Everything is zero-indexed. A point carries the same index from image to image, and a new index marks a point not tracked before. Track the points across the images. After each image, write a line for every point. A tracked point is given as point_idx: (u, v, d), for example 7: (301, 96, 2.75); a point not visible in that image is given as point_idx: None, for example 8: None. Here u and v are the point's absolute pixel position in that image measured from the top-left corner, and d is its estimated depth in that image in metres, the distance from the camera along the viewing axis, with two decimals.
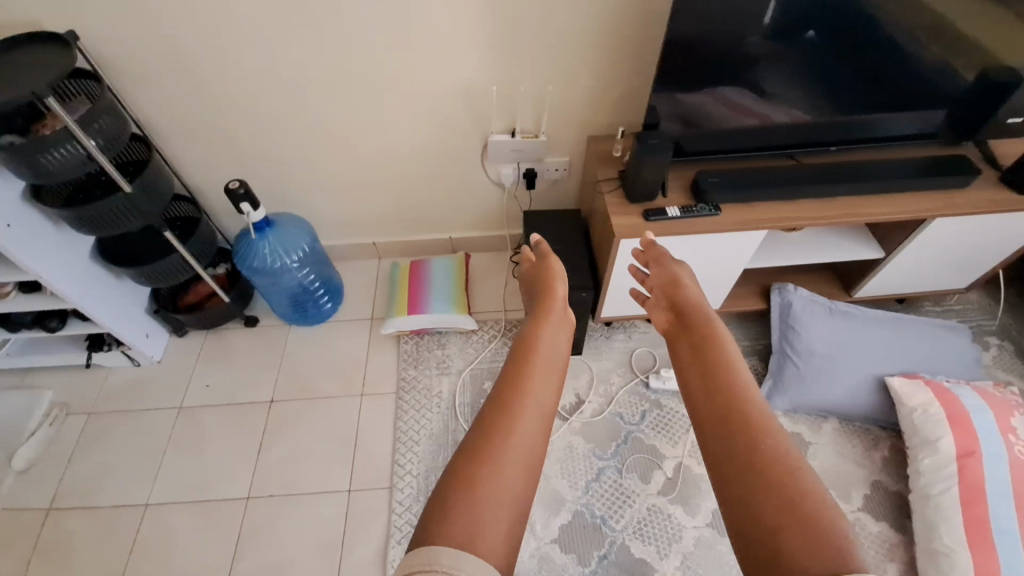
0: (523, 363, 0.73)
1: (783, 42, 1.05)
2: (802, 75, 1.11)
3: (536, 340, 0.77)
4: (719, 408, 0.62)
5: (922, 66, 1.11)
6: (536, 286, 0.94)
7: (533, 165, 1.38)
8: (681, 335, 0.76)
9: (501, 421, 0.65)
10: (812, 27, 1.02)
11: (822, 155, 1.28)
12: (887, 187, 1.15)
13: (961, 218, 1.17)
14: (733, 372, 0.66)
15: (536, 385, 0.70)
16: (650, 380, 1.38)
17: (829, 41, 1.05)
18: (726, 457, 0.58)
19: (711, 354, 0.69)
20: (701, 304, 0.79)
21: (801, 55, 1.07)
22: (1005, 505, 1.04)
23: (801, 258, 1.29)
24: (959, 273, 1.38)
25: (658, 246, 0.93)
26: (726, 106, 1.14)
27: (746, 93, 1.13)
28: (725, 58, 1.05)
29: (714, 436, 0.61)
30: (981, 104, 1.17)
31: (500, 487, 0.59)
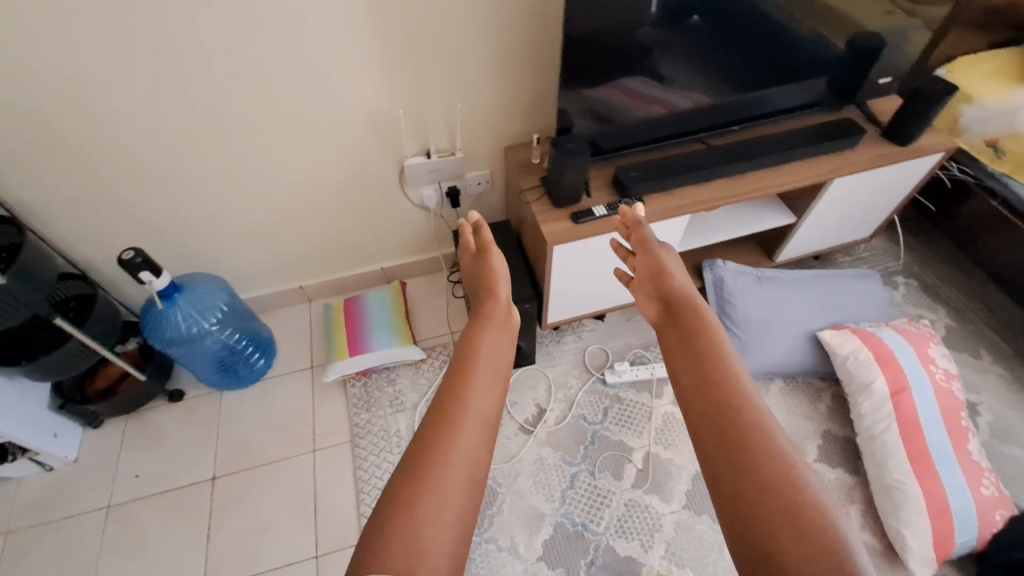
0: (463, 371, 0.73)
1: (673, 29, 1.08)
2: (694, 59, 1.15)
3: (477, 345, 0.78)
4: (706, 390, 0.64)
5: (799, 39, 1.18)
6: (476, 286, 0.92)
7: (454, 183, 1.36)
8: (669, 324, 0.75)
9: (442, 429, 0.65)
10: (696, 12, 1.06)
11: (727, 134, 1.35)
12: (788, 156, 1.23)
13: (856, 175, 1.26)
14: (718, 355, 0.67)
15: (477, 390, 0.71)
16: (606, 376, 1.39)
17: (716, 24, 1.10)
18: (714, 438, 0.60)
19: (697, 341, 0.70)
20: (686, 288, 0.79)
21: (692, 39, 1.11)
22: (937, 430, 1.14)
23: (724, 234, 1.35)
24: (863, 224, 1.49)
25: (645, 224, 0.88)
26: (631, 97, 1.17)
27: (649, 83, 1.16)
28: (620, 51, 1.07)
29: (701, 425, 0.62)
30: (854, 68, 1.27)
31: (445, 496, 0.60)
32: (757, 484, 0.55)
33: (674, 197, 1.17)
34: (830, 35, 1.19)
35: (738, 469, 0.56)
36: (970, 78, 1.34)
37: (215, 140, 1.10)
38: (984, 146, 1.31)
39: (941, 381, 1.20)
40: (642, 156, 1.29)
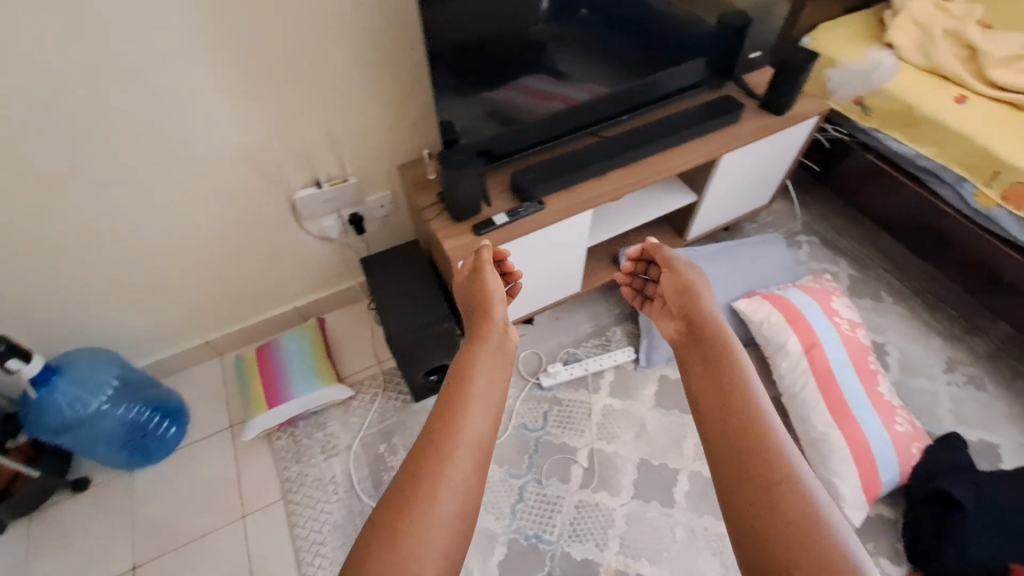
0: (451, 397, 0.65)
1: (564, 23, 1.07)
2: (590, 51, 1.15)
3: (468, 363, 0.69)
4: (732, 422, 0.59)
5: (675, 21, 1.20)
6: (468, 301, 0.83)
7: (354, 209, 1.30)
8: (691, 351, 0.70)
9: (426, 466, 0.58)
10: (584, 5, 1.06)
11: (619, 123, 1.36)
12: (679, 138, 1.25)
13: (742, 148, 1.31)
14: (743, 386, 0.63)
15: (467, 417, 0.63)
16: (541, 380, 1.38)
17: (606, 12, 1.10)
18: (739, 474, 0.56)
19: (722, 371, 0.64)
20: (709, 312, 0.73)
21: (587, 29, 1.11)
22: (849, 379, 1.20)
23: (630, 221, 1.36)
24: (760, 192, 1.55)
25: (667, 246, 0.84)
26: (529, 96, 1.15)
27: (547, 78, 1.15)
28: (511, 52, 1.05)
29: (723, 466, 0.57)
30: (725, 45, 1.31)
31: (425, 540, 0.53)
32: (785, 529, 0.51)
33: (574, 194, 1.15)
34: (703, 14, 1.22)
35: (764, 514, 0.52)
36: (831, 43, 1.42)
37: (70, 200, 0.99)
38: (853, 105, 1.39)
39: (847, 331, 1.27)
40: (540, 156, 1.27)
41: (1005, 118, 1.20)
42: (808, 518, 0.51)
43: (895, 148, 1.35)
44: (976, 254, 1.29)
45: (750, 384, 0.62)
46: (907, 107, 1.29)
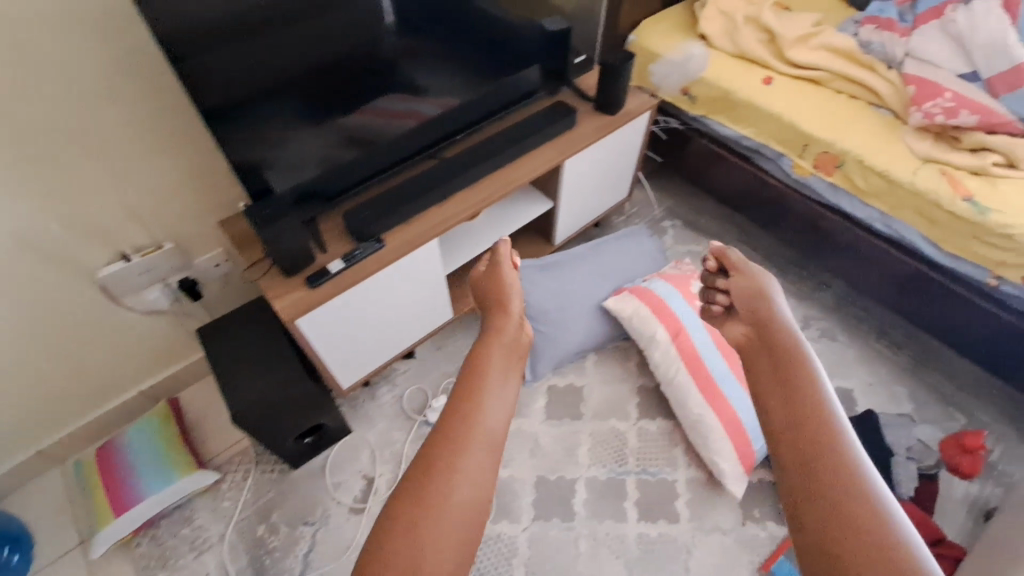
0: (474, 379, 0.61)
1: (414, 37, 1.05)
2: (448, 61, 1.13)
3: (483, 350, 0.66)
4: (803, 429, 0.53)
5: (495, 32, 1.17)
6: (489, 296, 0.80)
7: (183, 274, 1.17)
8: (756, 349, 0.66)
9: (445, 447, 0.54)
10: (431, 20, 1.05)
11: (462, 141, 1.31)
12: (519, 149, 1.23)
13: (584, 151, 1.31)
14: (811, 380, 0.58)
15: (484, 404, 0.58)
16: (428, 417, 1.32)
17: (458, 22, 1.10)
18: (806, 482, 0.50)
19: (790, 363, 0.60)
20: (779, 324, 0.69)
21: (442, 42, 1.10)
22: (716, 357, 1.25)
23: (490, 237, 1.31)
24: (617, 186, 1.57)
25: (735, 253, 0.84)
26: (382, 116, 1.11)
27: (406, 95, 1.12)
28: (355, 74, 1.02)
29: (787, 456, 0.53)
30: (551, 50, 1.31)
31: (443, 530, 0.49)
32: (852, 532, 0.46)
33: (415, 225, 1.09)
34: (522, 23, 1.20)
35: (830, 528, 0.47)
36: (653, 37, 1.47)
37: None
38: (681, 95, 1.46)
39: None
40: (379, 188, 1.19)
41: (806, 94, 1.30)
42: (884, 540, 0.45)
43: (723, 132, 1.43)
44: (807, 219, 1.39)
45: (825, 396, 0.56)
46: (724, 92, 1.36)
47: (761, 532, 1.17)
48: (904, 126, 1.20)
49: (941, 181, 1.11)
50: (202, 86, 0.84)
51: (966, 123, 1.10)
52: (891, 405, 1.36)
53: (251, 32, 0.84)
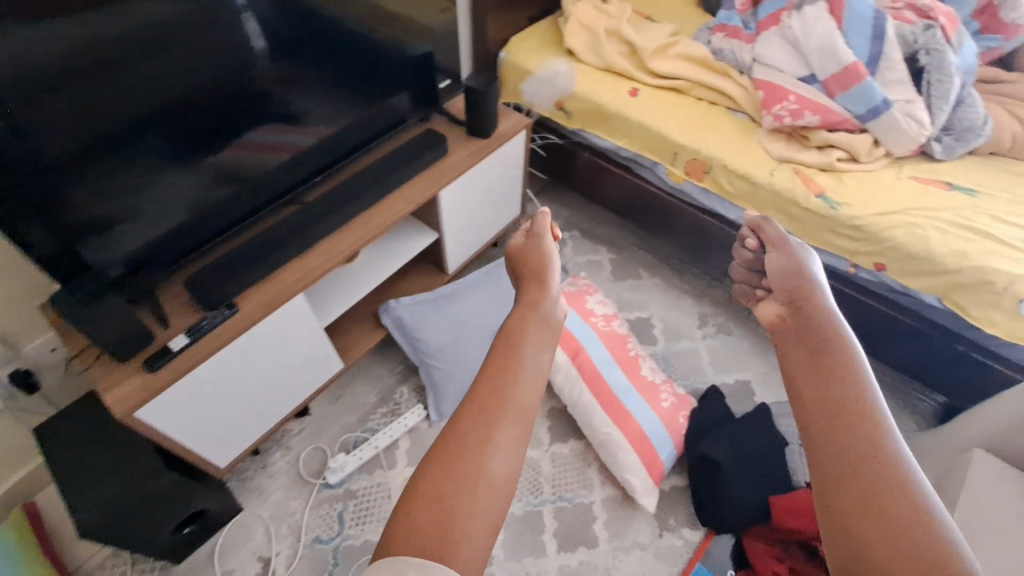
0: (506, 350, 0.58)
1: (289, 62, 1.01)
2: (329, 85, 1.10)
3: (517, 322, 0.63)
4: (838, 427, 0.50)
5: (358, 57, 1.12)
6: (523, 267, 0.74)
7: (12, 366, 1.02)
8: (790, 333, 0.61)
9: (474, 418, 0.52)
10: (307, 45, 1.02)
11: (324, 182, 1.22)
12: (385, 187, 1.16)
13: (459, 180, 1.26)
14: (850, 369, 0.54)
15: (516, 376, 0.56)
16: (328, 478, 1.22)
17: (330, 43, 1.06)
18: (842, 478, 0.47)
19: (828, 354, 0.55)
20: (817, 301, 0.62)
21: (318, 65, 1.06)
22: (615, 373, 1.25)
23: (368, 282, 1.24)
24: (508, 206, 1.52)
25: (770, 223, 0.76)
26: (258, 149, 1.05)
27: (284, 124, 1.07)
28: (234, 101, 0.97)
29: (822, 449, 0.50)
30: (412, 77, 1.26)
31: (476, 496, 0.48)
32: (885, 529, 0.44)
33: (268, 287, 1.00)
34: (379, 52, 1.15)
35: (861, 521, 0.45)
36: (524, 54, 1.46)
37: None
38: (556, 109, 1.45)
39: (603, 327, 1.32)
40: (232, 244, 1.09)
41: (670, 102, 1.33)
42: (919, 541, 0.43)
43: (601, 145, 1.44)
44: (688, 223, 1.42)
45: (867, 388, 0.52)
46: (596, 105, 1.37)
47: (678, 541, 1.17)
48: (759, 129, 1.25)
49: (796, 180, 1.16)
50: (35, 134, 0.75)
51: (811, 123, 1.16)
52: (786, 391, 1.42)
53: (97, 72, 0.77)
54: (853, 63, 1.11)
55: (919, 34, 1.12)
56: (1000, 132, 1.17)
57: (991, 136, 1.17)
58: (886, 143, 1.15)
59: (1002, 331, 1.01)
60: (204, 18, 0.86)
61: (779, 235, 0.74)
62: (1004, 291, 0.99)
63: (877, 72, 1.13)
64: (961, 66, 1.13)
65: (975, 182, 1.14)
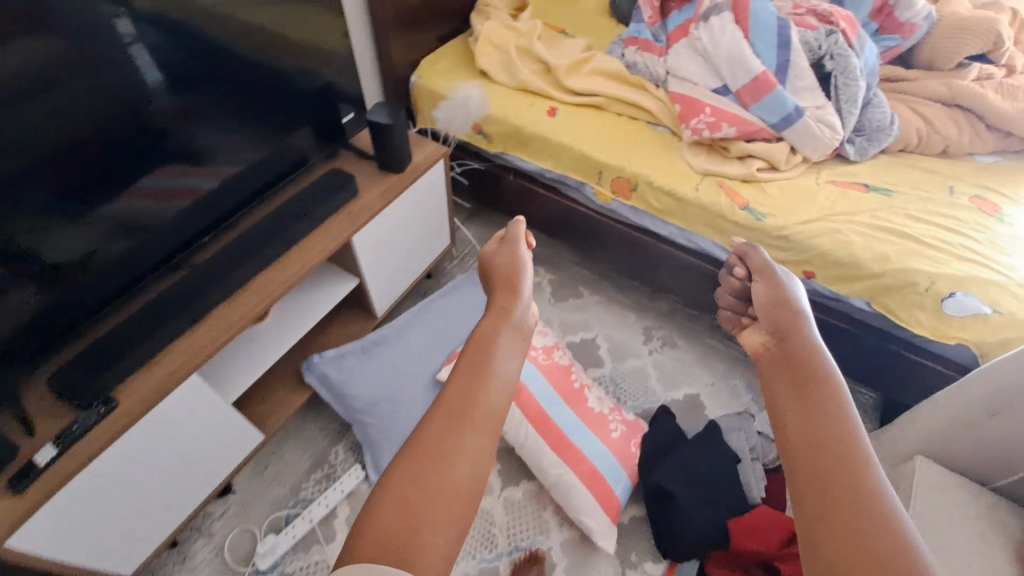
0: (479, 351, 0.52)
1: (191, 94, 0.93)
2: (234, 116, 1.02)
3: (486, 325, 0.56)
4: (828, 476, 0.43)
5: (256, 90, 1.04)
6: (494, 274, 0.67)
7: None
8: (774, 368, 0.54)
9: (443, 424, 0.46)
10: (210, 78, 0.95)
11: (212, 244, 1.11)
12: (279, 247, 1.08)
13: (373, 222, 1.17)
14: (840, 411, 0.47)
15: (485, 382, 0.49)
16: (257, 565, 1.09)
17: (227, 75, 0.97)
18: (832, 535, 0.40)
19: (816, 392, 0.49)
20: (801, 325, 0.57)
21: (221, 96, 0.98)
22: (559, 408, 1.19)
23: (280, 344, 1.14)
24: (435, 238, 1.43)
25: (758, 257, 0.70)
26: (157, 195, 0.95)
27: (188, 164, 0.98)
28: (136, 138, 0.89)
29: (810, 501, 0.43)
30: (311, 114, 1.17)
31: (438, 509, 0.42)
32: None
33: (146, 377, 0.90)
34: (275, 90, 1.07)
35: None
36: (435, 78, 1.39)
37: None
38: (475, 133, 1.38)
39: (544, 360, 1.25)
40: (108, 326, 0.96)
41: (589, 120, 1.29)
42: None
43: (525, 167, 1.37)
44: (621, 242, 1.38)
45: (858, 434, 0.45)
46: (514, 127, 1.31)
47: None
48: (680, 142, 1.23)
49: (720, 194, 1.14)
50: None
51: (729, 134, 1.14)
52: (733, 400, 1.41)
53: None
54: (762, 72, 1.10)
55: (822, 40, 1.12)
56: (907, 129, 1.19)
57: (899, 134, 1.19)
58: (802, 150, 1.14)
59: (928, 330, 1.02)
60: (86, 53, 0.78)
61: (761, 262, 0.69)
62: (927, 290, 1.00)
63: (786, 81, 1.13)
64: (865, 68, 1.14)
65: (889, 181, 1.16)
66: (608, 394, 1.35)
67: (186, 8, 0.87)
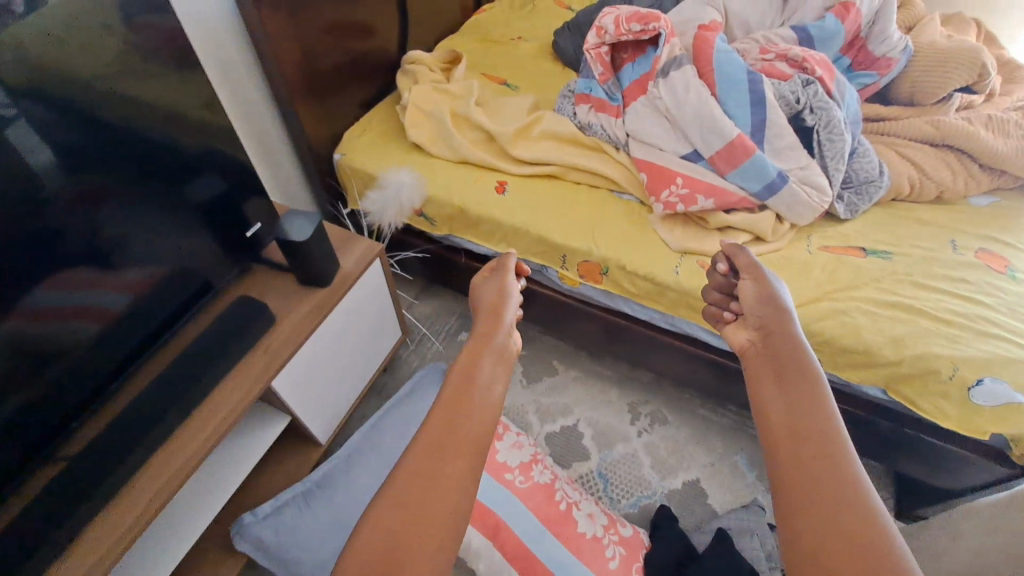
0: (458, 377, 0.61)
1: (89, 177, 0.72)
2: (145, 203, 0.81)
3: (474, 350, 0.66)
4: (801, 443, 0.52)
5: (172, 172, 0.84)
6: (482, 305, 0.77)
7: None
8: (759, 358, 0.63)
9: (430, 444, 0.54)
10: (108, 153, 0.73)
11: (114, 401, 0.88)
12: (187, 403, 0.87)
13: (301, 353, 0.97)
14: (812, 388, 0.55)
15: (467, 399, 0.58)
16: None
17: (132, 145, 0.77)
18: (800, 489, 0.49)
19: (792, 371, 0.58)
20: (786, 323, 0.63)
21: (128, 171, 0.77)
22: (547, 541, 1.01)
23: (195, 523, 0.91)
24: (383, 339, 1.23)
25: (742, 252, 0.74)
26: (59, 314, 0.74)
27: (99, 270, 0.77)
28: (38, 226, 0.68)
29: (784, 459, 0.52)
30: (213, 227, 0.93)
31: (429, 520, 0.49)
32: (842, 541, 0.45)
33: None
34: (176, 192, 0.85)
35: (822, 532, 0.46)
36: (363, 155, 1.19)
37: None
38: (415, 216, 1.19)
39: (522, 484, 1.07)
40: None
41: (545, 194, 1.12)
42: (878, 545, 0.44)
43: (477, 250, 1.19)
44: (596, 323, 1.21)
45: (826, 403, 0.54)
46: (459, 209, 1.12)
47: None
48: (650, 213, 1.07)
49: (704, 276, 0.98)
50: None
51: (706, 207, 0.99)
52: (737, 480, 1.26)
53: None
54: (737, 136, 0.96)
55: (800, 92, 0.98)
56: (898, 177, 1.07)
57: (891, 183, 1.07)
58: (789, 218, 1.00)
59: (957, 422, 0.89)
60: None
61: (750, 263, 0.72)
62: (951, 379, 0.87)
63: (763, 142, 0.98)
64: (847, 118, 1.01)
65: (887, 241, 1.03)
66: (598, 501, 1.18)
67: (72, 82, 0.67)
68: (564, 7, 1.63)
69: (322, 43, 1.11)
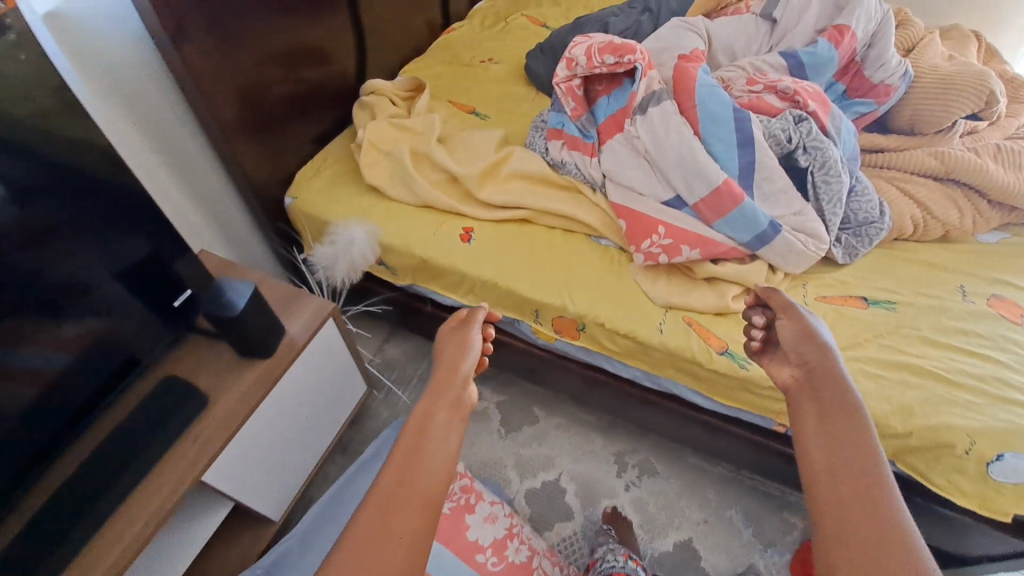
0: (406, 433, 0.54)
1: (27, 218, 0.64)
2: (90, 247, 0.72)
3: (425, 404, 0.58)
4: (845, 487, 0.44)
5: (118, 220, 0.74)
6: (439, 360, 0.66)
7: None
8: (796, 388, 0.56)
9: (367, 513, 0.47)
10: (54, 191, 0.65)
11: (37, 492, 0.75)
12: (111, 499, 0.76)
13: (241, 433, 0.87)
14: (858, 425, 0.48)
15: (421, 459, 0.51)
16: None
17: (82, 188, 0.68)
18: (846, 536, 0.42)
19: (835, 404, 0.51)
20: (827, 357, 0.56)
21: (79, 214, 0.69)
22: None
23: None
24: (343, 399, 1.13)
25: (780, 296, 0.64)
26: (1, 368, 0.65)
27: (40, 320, 0.68)
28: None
29: (827, 504, 0.44)
30: (134, 295, 0.79)
31: None
32: None
33: None
34: (103, 247, 0.73)
35: None
36: (314, 200, 1.08)
37: None
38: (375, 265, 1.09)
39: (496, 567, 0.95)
40: None
41: (516, 241, 1.01)
42: None
43: (443, 301, 1.09)
44: (575, 376, 1.11)
45: (874, 443, 0.47)
46: (421, 260, 1.02)
47: None
48: (630, 262, 0.97)
49: (690, 334, 0.88)
50: None
51: (692, 258, 0.89)
52: (731, 538, 1.17)
53: None
54: (724, 181, 0.86)
55: (792, 130, 0.89)
56: (900, 216, 0.97)
57: (893, 224, 0.98)
58: (783, 268, 0.90)
59: (975, 500, 0.79)
60: None
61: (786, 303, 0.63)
62: (967, 454, 0.77)
63: (752, 186, 0.89)
64: (844, 156, 0.92)
65: (889, 289, 0.93)
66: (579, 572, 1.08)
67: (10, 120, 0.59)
68: (540, 25, 1.52)
69: (265, 79, 1.01)
